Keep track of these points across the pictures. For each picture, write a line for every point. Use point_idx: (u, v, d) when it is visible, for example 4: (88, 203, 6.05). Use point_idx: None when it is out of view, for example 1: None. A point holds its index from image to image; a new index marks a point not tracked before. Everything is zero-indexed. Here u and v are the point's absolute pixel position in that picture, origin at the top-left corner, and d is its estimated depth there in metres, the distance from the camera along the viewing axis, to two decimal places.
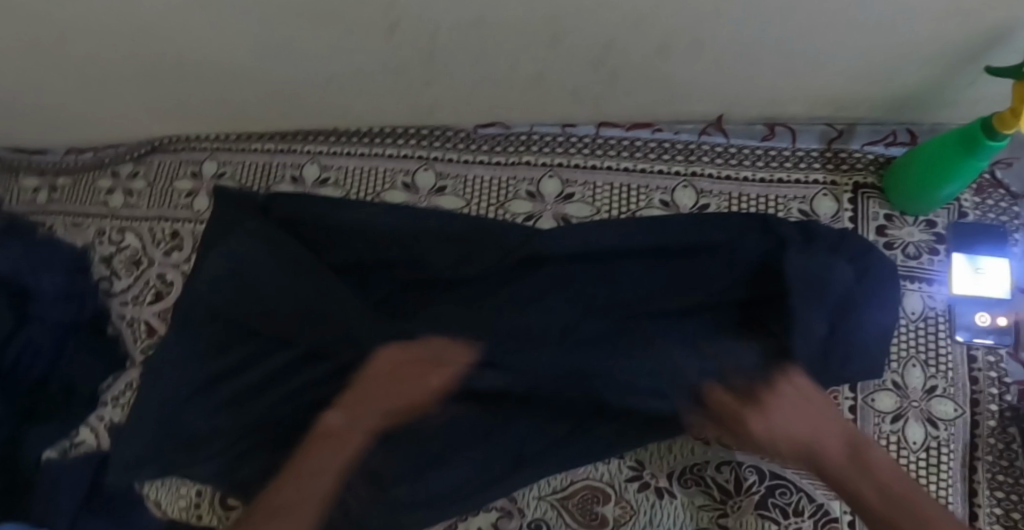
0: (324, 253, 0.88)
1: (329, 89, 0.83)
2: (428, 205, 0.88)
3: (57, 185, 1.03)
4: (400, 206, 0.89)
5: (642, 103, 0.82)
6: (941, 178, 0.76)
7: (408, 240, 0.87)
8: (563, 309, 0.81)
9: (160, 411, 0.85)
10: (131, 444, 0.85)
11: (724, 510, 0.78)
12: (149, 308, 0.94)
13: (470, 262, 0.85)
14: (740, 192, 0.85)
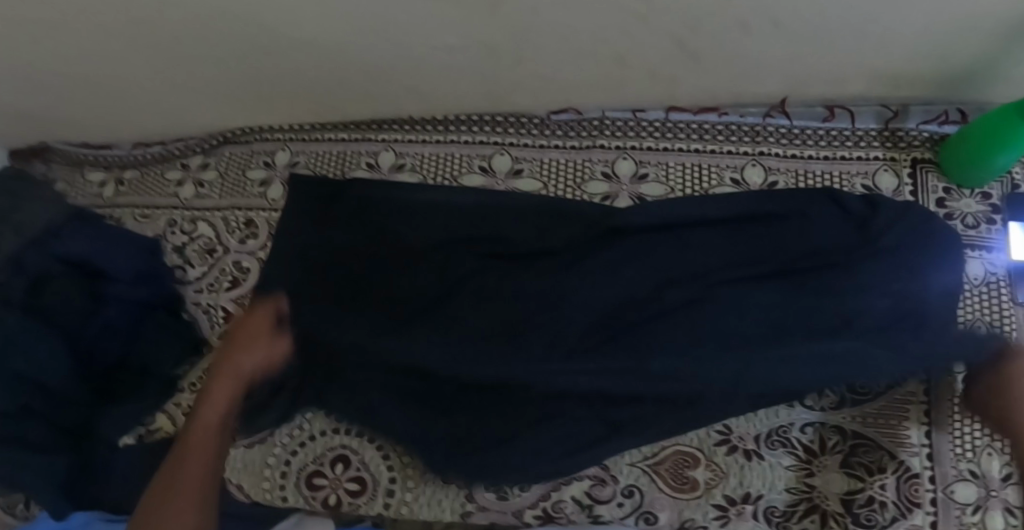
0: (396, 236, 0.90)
1: (416, 71, 0.88)
2: (508, 187, 0.92)
3: (125, 178, 1.05)
4: (480, 188, 0.93)
5: (712, 84, 0.87)
6: (992, 155, 0.82)
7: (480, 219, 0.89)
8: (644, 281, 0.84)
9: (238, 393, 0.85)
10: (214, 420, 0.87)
11: (810, 470, 0.81)
12: (225, 295, 0.95)
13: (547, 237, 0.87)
14: (805, 169, 0.90)
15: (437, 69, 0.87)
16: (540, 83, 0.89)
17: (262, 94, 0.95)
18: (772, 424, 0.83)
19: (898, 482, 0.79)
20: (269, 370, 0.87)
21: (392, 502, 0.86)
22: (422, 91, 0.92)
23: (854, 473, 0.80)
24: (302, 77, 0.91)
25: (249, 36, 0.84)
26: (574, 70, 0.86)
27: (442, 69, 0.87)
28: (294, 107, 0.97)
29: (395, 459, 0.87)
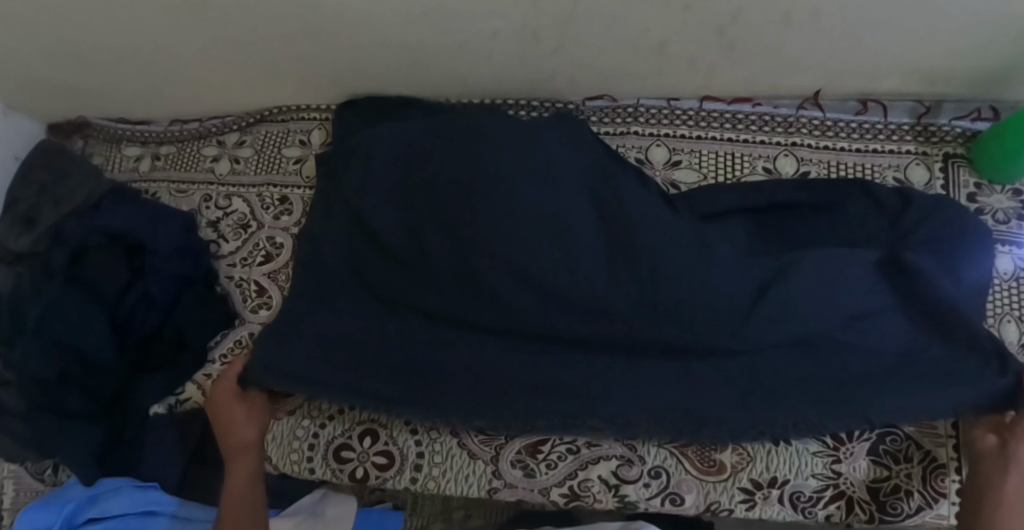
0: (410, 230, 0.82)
1: (458, 51, 0.89)
2: None
3: (160, 154, 1.06)
4: None
5: (750, 74, 0.88)
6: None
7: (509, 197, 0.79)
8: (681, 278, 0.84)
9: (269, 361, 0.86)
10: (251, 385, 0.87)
11: (837, 457, 0.82)
12: (258, 269, 0.96)
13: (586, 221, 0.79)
14: (837, 160, 0.90)
15: (479, 53, 0.88)
16: (583, 69, 0.90)
17: (304, 71, 0.96)
18: None
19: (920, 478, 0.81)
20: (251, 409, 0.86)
21: (420, 476, 0.87)
22: (463, 74, 0.93)
23: (881, 462, 0.81)
24: (342, 58, 0.92)
25: (298, 15, 0.85)
26: (613, 56, 0.87)
27: (486, 52, 0.88)
28: (334, 86, 0.98)
29: (423, 435, 0.88)
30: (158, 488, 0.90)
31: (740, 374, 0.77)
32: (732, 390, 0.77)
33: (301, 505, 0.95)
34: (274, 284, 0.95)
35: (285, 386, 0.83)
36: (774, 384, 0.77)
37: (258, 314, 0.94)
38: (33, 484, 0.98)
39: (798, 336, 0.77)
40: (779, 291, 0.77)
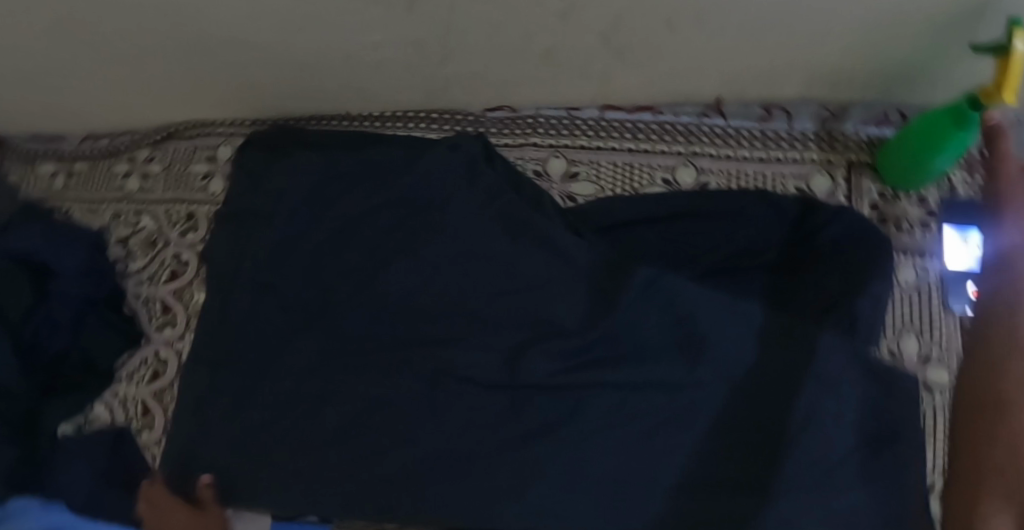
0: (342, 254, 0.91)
1: (349, 63, 0.88)
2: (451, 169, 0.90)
3: (74, 170, 1.06)
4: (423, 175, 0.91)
5: (647, 81, 0.86)
6: (926, 151, 0.79)
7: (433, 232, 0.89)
8: (575, 307, 0.84)
9: (197, 388, 0.91)
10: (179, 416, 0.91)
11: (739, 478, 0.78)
12: (164, 288, 0.96)
13: (490, 250, 0.88)
14: (738, 170, 0.88)
15: (371, 64, 0.87)
16: (476, 79, 0.88)
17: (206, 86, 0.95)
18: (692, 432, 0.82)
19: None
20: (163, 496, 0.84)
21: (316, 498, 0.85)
22: (359, 86, 0.92)
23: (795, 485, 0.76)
24: (238, 73, 0.91)
25: (184, 26, 0.85)
26: (503, 65, 0.86)
27: (377, 64, 0.87)
28: (237, 101, 0.98)
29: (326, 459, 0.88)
30: None
31: (650, 405, 0.80)
32: (656, 429, 0.80)
33: None
34: (179, 303, 0.95)
35: (216, 405, 0.90)
36: (696, 421, 0.80)
37: (161, 333, 0.95)
38: None
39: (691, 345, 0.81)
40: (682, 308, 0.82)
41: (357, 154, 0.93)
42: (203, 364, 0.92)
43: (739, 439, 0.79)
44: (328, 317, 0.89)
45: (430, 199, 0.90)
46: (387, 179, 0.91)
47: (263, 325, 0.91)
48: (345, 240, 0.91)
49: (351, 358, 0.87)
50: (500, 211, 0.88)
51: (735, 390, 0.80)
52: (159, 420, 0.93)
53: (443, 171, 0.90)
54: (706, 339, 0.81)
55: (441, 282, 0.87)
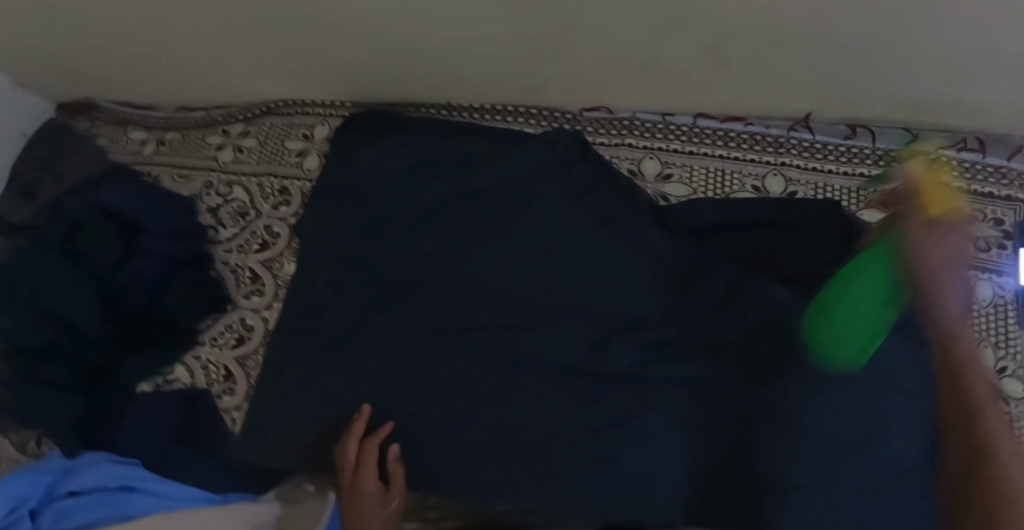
0: (432, 235, 0.92)
1: (457, 55, 0.91)
2: (545, 159, 0.92)
3: (165, 139, 1.09)
4: (517, 164, 0.92)
5: (744, 93, 0.90)
6: (856, 335, 0.73)
7: (525, 222, 0.90)
8: (661, 302, 0.86)
9: (280, 359, 0.92)
10: (262, 384, 0.93)
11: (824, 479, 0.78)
12: (254, 256, 0.98)
13: (582, 243, 0.89)
14: (824, 183, 0.91)
15: (479, 58, 0.90)
16: (577, 78, 0.92)
17: (308, 67, 0.97)
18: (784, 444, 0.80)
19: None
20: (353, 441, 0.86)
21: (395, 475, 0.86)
22: (460, 77, 0.94)
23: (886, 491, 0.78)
24: (344, 54, 0.94)
25: (299, 10, 0.87)
26: (609, 68, 0.89)
27: (484, 57, 0.90)
28: (335, 82, 1.00)
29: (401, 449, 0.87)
30: (140, 466, 0.91)
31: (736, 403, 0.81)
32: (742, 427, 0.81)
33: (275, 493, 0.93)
34: (269, 271, 0.97)
35: (297, 375, 0.91)
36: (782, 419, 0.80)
37: (249, 299, 0.97)
38: (12, 456, 0.99)
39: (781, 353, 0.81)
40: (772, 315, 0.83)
41: (453, 142, 0.95)
42: (287, 334, 0.93)
43: (818, 442, 0.79)
44: (415, 298, 0.90)
45: (521, 191, 0.92)
46: (483, 166, 0.93)
47: (349, 301, 0.92)
48: (435, 222, 0.92)
49: (433, 338, 0.88)
50: (593, 207, 0.91)
51: (813, 395, 0.80)
52: (241, 385, 0.95)
53: (538, 165, 0.92)
54: (784, 344, 0.82)
55: (530, 268, 0.89)
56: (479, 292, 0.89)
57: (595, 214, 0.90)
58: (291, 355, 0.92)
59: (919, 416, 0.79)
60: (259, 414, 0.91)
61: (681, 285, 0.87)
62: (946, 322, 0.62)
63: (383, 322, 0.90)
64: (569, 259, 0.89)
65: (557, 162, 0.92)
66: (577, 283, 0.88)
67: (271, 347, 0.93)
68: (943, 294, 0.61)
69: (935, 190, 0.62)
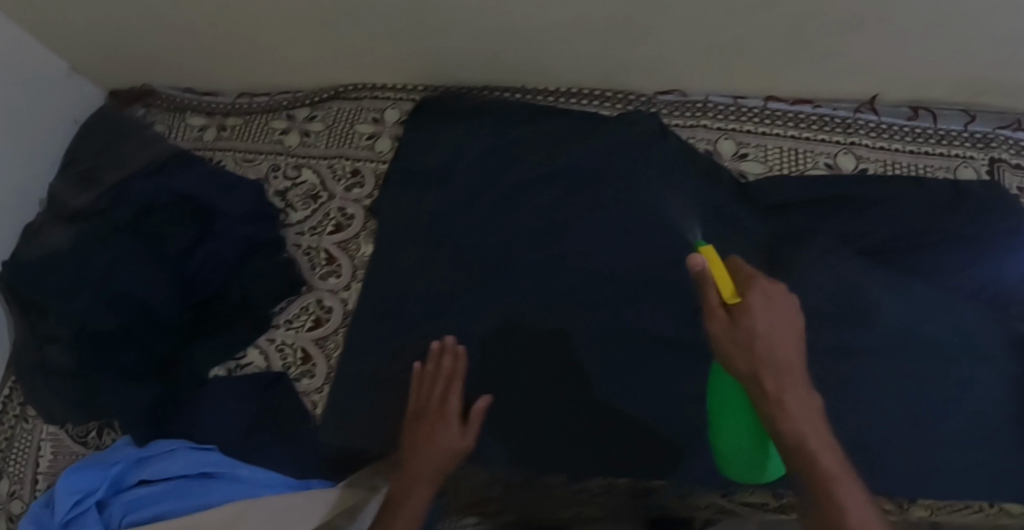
0: (518, 214, 0.93)
1: (541, 37, 0.92)
2: (627, 139, 0.94)
3: (226, 124, 1.08)
4: (600, 144, 0.94)
5: (818, 76, 0.94)
6: (737, 444, 0.72)
7: (613, 200, 0.92)
8: (748, 276, 0.88)
9: (363, 340, 0.91)
10: (345, 366, 0.91)
11: (911, 439, 0.83)
12: (328, 238, 0.97)
13: (669, 218, 0.91)
14: (892, 160, 0.95)
15: (564, 40, 0.92)
16: (657, 61, 0.94)
17: (383, 51, 0.97)
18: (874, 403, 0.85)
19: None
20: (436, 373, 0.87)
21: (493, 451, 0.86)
22: (541, 61, 0.96)
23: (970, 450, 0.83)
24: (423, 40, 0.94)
25: None
26: (690, 50, 0.92)
27: (569, 40, 0.92)
28: (409, 66, 1.00)
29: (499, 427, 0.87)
30: (217, 450, 0.89)
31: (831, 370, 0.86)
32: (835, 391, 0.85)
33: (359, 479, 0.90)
34: (344, 253, 0.96)
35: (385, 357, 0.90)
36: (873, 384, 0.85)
37: (326, 281, 0.95)
38: (73, 448, 0.96)
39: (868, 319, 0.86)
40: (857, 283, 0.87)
41: (533, 124, 0.96)
42: (371, 316, 0.92)
43: (905, 403, 0.85)
44: (507, 276, 0.91)
45: (605, 170, 0.94)
46: (566, 146, 0.95)
47: (436, 281, 0.92)
48: (521, 203, 0.93)
49: (530, 316, 0.90)
50: (676, 186, 0.92)
51: (900, 362, 0.86)
52: (320, 368, 0.92)
53: (621, 146, 0.94)
54: (865, 315, 0.87)
55: (619, 244, 0.91)
56: (572, 267, 0.91)
57: (680, 191, 0.92)
58: (377, 336, 0.91)
59: (996, 379, 0.85)
60: (345, 397, 0.90)
61: (768, 258, 0.89)
62: (760, 386, 0.64)
63: (474, 300, 0.91)
64: (655, 236, 0.91)
65: (639, 144, 0.94)
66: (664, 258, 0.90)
67: (354, 329, 0.92)
68: (764, 372, 0.64)
69: (727, 281, 0.66)
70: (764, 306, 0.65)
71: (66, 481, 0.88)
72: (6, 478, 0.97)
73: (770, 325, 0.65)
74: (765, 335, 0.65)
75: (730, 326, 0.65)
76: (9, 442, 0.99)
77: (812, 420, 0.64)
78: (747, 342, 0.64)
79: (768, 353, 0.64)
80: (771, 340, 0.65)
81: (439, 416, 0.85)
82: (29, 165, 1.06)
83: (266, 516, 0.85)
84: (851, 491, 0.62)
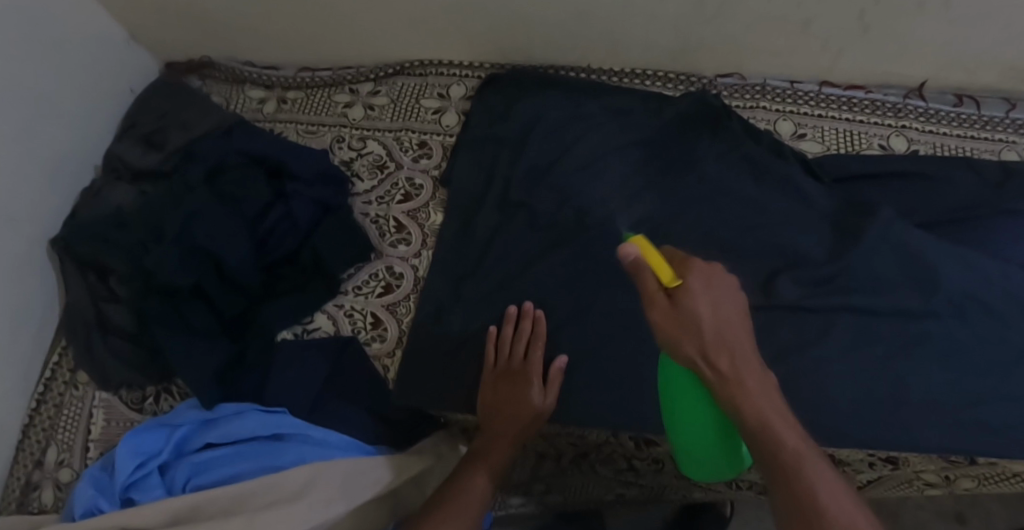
0: (588, 183, 0.94)
1: (616, 15, 0.98)
2: (693, 114, 0.97)
3: (286, 98, 1.13)
4: (666, 118, 0.98)
5: (872, 61, 1.00)
6: (696, 414, 0.70)
7: (679, 166, 0.94)
8: (819, 243, 0.88)
9: (435, 304, 0.91)
10: (416, 330, 0.90)
11: (987, 412, 0.80)
12: (397, 206, 1.01)
13: (734, 187, 0.92)
14: (941, 143, 1.00)
15: (638, 18, 0.97)
16: (725, 42, 1.00)
17: (463, 23, 1.03)
18: (953, 376, 0.81)
19: (995, 479, 0.95)
20: (515, 335, 0.86)
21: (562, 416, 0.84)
22: (615, 37, 1.02)
23: None
24: (504, 13, 1.00)
25: None
26: (756, 31, 0.97)
27: (643, 18, 0.97)
28: (481, 42, 1.06)
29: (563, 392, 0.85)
30: (289, 413, 0.86)
31: (909, 335, 0.83)
32: (912, 358, 0.82)
33: (422, 447, 0.88)
34: (414, 221, 1.00)
35: (457, 320, 0.90)
36: (946, 353, 0.82)
37: (396, 247, 0.98)
38: (128, 414, 0.94)
39: (939, 289, 0.84)
40: (926, 253, 0.85)
41: (601, 98, 1.01)
42: (443, 280, 0.93)
43: (984, 373, 0.81)
44: (580, 241, 0.90)
45: (672, 143, 0.96)
46: (635, 120, 0.98)
47: (506, 246, 0.92)
48: (590, 171, 0.94)
49: (600, 278, 0.88)
50: (744, 158, 0.94)
51: (975, 329, 0.83)
52: (392, 331, 0.93)
53: (688, 120, 0.97)
54: (939, 281, 0.84)
55: (691, 210, 0.92)
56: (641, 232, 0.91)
57: (747, 164, 0.94)
58: (448, 299, 0.91)
59: None
60: (414, 362, 0.89)
61: (835, 226, 0.89)
62: (714, 369, 0.63)
63: (548, 266, 0.89)
64: (724, 205, 0.92)
65: (706, 117, 0.97)
66: (735, 225, 0.90)
67: (424, 294, 0.93)
68: (716, 354, 0.63)
69: (664, 266, 0.64)
70: (707, 287, 0.64)
71: (127, 444, 0.84)
72: (55, 446, 0.94)
73: (714, 306, 0.64)
74: (711, 315, 0.63)
75: (674, 311, 0.63)
76: (58, 410, 0.96)
77: (770, 398, 0.64)
78: (693, 325, 0.63)
79: (716, 335, 0.63)
80: (718, 321, 0.63)
81: (522, 376, 0.83)
82: (89, 130, 1.08)
83: (345, 478, 0.82)
84: (820, 467, 0.61)
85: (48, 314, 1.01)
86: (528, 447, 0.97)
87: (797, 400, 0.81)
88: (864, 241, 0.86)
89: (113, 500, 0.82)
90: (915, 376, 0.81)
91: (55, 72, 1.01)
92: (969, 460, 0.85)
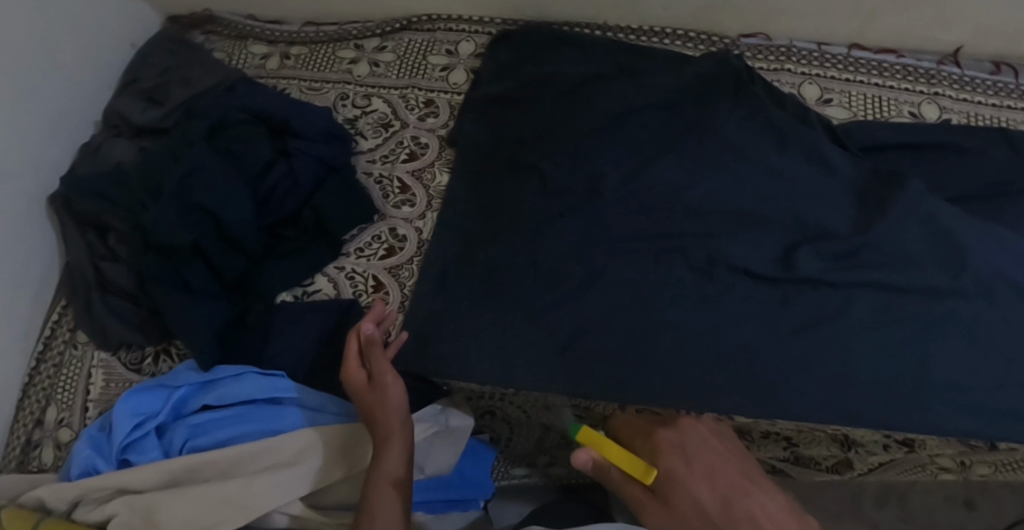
0: (602, 146, 0.90)
1: None
2: (713, 76, 0.93)
3: (291, 53, 1.10)
4: (685, 79, 0.93)
5: (904, 21, 0.95)
6: None
7: (701, 127, 0.88)
8: (843, 215, 0.84)
9: (439, 269, 0.89)
10: (418, 295, 0.88)
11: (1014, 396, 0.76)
12: (402, 166, 0.98)
13: (758, 152, 0.86)
14: (976, 112, 0.94)
15: None
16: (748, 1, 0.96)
17: None
18: (981, 358, 0.77)
19: (1010, 466, 0.92)
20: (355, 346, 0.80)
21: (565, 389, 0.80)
22: None
23: None
24: None
25: None
26: None
27: None
28: None
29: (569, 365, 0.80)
30: (286, 376, 0.83)
31: (936, 314, 0.78)
32: (937, 338, 0.78)
33: (423, 415, 0.85)
34: (420, 182, 0.97)
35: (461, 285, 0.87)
36: (973, 334, 0.78)
37: (400, 209, 0.95)
38: (126, 375, 0.92)
39: (966, 266, 0.79)
40: (953, 228, 0.81)
41: (617, 59, 0.97)
42: (449, 243, 0.91)
43: (1013, 356, 0.77)
44: (589, 205, 0.87)
45: (692, 102, 0.91)
46: (652, 81, 0.94)
47: (512, 212, 0.89)
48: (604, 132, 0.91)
49: (608, 247, 0.85)
50: (770, 122, 0.88)
51: (1004, 309, 0.78)
52: (393, 294, 0.90)
53: (709, 83, 0.93)
54: (967, 259, 0.80)
55: (709, 173, 0.86)
56: (655, 196, 0.86)
57: (771, 127, 0.88)
58: (453, 265, 0.89)
59: None
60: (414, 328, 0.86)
61: (857, 198, 0.86)
62: None
63: (556, 231, 0.86)
64: (745, 171, 0.86)
65: (728, 79, 0.92)
66: (756, 193, 0.85)
67: (428, 258, 0.90)
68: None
69: (630, 459, 0.67)
70: (687, 464, 0.67)
71: (125, 404, 0.82)
72: (55, 405, 0.93)
73: (704, 482, 0.65)
74: (701, 488, 0.64)
75: (670, 504, 0.64)
76: (58, 369, 0.94)
77: None
78: (693, 507, 0.63)
79: (727, 511, 0.62)
80: (714, 493, 0.64)
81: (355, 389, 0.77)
82: (89, 83, 1.05)
83: (342, 444, 0.80)
84: None
85: (47, 270, 0.99)
86: (533, 418, 0.95)
87: (817, 378, 0.77)
88: (891, 213, 0.82)
89: (110, 461, 0.81)
90: (940, 355, 0.77)
91: (55, 20, 0.98)
92: (990, 445, 0.81)
